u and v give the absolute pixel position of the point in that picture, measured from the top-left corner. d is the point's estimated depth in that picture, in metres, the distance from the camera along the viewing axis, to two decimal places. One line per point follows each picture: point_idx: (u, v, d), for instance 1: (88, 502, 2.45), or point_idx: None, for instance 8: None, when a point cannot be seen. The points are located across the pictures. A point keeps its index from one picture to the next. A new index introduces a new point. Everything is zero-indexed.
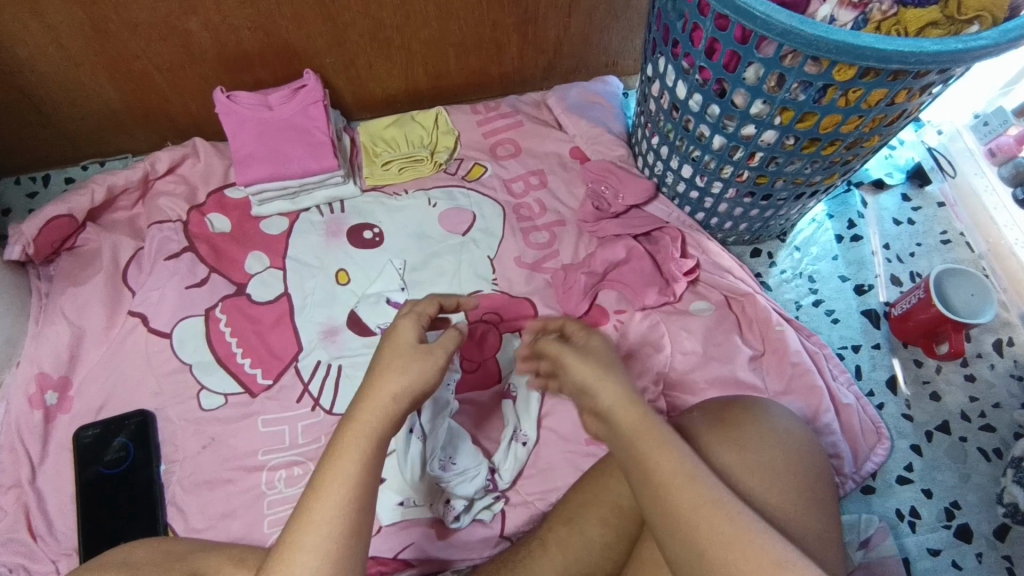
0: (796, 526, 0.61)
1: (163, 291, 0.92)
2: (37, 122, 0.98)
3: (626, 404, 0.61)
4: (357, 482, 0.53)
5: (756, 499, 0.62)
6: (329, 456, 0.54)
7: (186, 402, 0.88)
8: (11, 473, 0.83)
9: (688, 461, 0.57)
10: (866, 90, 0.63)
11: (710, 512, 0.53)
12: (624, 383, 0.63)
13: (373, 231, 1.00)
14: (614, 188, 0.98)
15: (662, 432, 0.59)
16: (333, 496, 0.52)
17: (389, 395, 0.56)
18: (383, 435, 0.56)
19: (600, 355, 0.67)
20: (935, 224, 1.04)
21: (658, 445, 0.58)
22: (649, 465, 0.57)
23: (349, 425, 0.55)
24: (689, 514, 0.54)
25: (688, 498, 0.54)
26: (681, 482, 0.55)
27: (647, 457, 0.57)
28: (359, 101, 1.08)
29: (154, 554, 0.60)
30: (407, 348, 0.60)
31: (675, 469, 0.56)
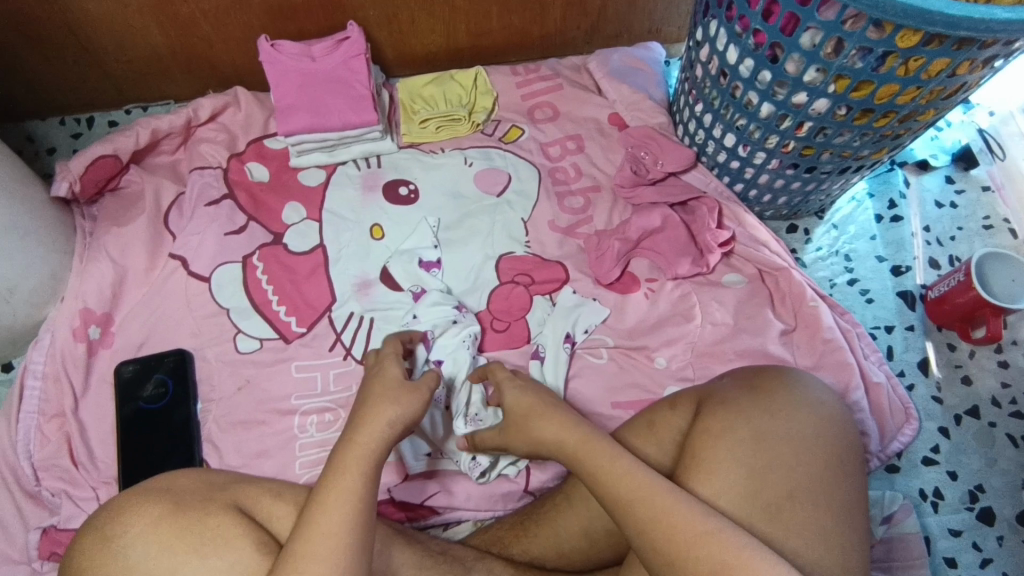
0: (801, 511, 0.61)
1: (202, 236, 0.94)
2: (85, 63, 1.00)
3: (565, 438, 0.65)
4: (361, 493, 0.56)
5: (768, 481, 0.62)
6: (332, 473, 0.57)
7: (223, 344, 0.90)
8: (55, 402, 0.87)
9: (647, 477, 0.60)
10: (928, 59, 0.62)
11: (665, 523, 0.57)
12: (563, 419, 0.67)
13: (409, 188, 1.00)
14: (654, 154, 0.98)
15: (615, 450, 0.63)
16: (341, 506, 0.54)
17: (382, 422, 0.61)
18: (381, 458, 0.59)
19: (522, 399, 0.71)
20: (979, 208, 1.01)
21: (609, 466, 0.61)
22: (610, 489, 0.60)
23: (346, 450, 0.58)
24: (649, 530, 0.57)
25: (646, 511, 0.58)
26: (638, 498, 0.58)
27: (603, 476, 0.61)
28: (399, 57, 1.08)
29: (195, 481, 0.62)
30: (389, 385, 0.64)
31: (631, 486, 0.59)
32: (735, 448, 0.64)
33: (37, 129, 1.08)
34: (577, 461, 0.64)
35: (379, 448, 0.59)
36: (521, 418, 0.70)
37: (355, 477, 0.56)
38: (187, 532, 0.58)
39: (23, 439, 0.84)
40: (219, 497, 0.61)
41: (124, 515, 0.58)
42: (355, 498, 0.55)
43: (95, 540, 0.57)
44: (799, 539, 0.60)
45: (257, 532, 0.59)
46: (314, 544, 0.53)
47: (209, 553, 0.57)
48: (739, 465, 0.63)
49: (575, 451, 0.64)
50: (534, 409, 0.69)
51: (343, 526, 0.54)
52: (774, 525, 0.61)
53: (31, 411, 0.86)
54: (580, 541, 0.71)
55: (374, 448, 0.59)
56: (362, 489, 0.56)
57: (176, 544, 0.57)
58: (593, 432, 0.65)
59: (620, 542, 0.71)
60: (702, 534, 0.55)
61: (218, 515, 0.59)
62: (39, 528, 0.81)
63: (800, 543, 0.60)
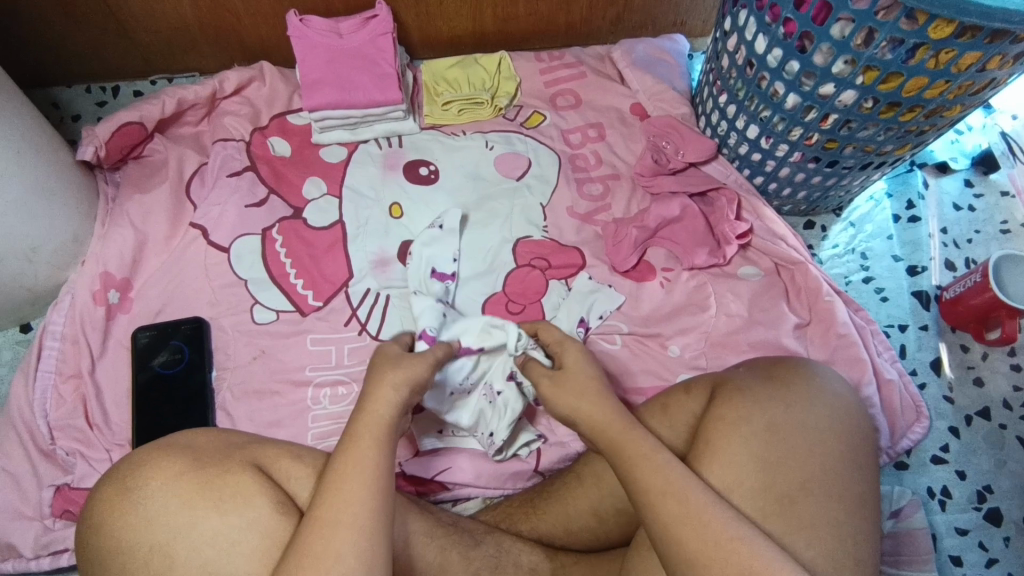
0: (813, 508, 0.61)
1: (224, 207, 0.95)
2: (114, 32, 1.00)
3: (609, 423, 0.64)
4: (376, 461, 0.56)
5: (781, 474, 0.62)
6: (346, 443, 0.57)
7: (240, 314, 0.91)
8: (74, 363, 0.88)
9: (678, 474, 0.59)
10: (959, 52, 0.63)
11: (694, 523, 0.56)
12: (611, 402, 0.66)
13: (429, 168, 1.00)
14: (675, 145, 0.98)
15: (647, 442, 0.62)
16: (358, 482, 0.54)
17: (388, 387, 0.60)
18: (393, 423, 0.59)
19: (582, 372, 0.69)
20: (997, 213, 1.01)
21: (642, 458, 0.60)
22: (636, 479, 0.60)
23: (359, 420, 0.58)
24: (673, 527, 0.56)
25: (672, 509, 0.57)
26: (662, 494, 0.58)
27: (636, 467, 0.60)
28: (424, 39, 1.08)
29: (214, 440, 0.63)
30: (387, 355, 0.64)
31: (657, 480, 0.59)
32: (750, 440, 0.64)
33: (63, 96, 1.09)
34: (609, 448, 0.63)
35: (392, 414, 0.59)
36: (571, 393, 0.67)
37: (371, 445, 0.57)
38: (206, 488, 0.58)
39: (39, 398, 0.86)
40: (238, 455, 0.62)
41: (145, 469, 0.59)
42: (375, 464, 0.56)
43: (116, 492, 0.58)
44: (807, 535, 0.60)
45: (275, 492, 0.60)
46: (337, 513, 0.53)
47: (228, 510, 0.58)
48: (751, 456, 0.63)
49: (606, 439, 0.64)
50: (585, 387, 0.67)
51: (365, 493, 0.54)
52: (784, 521, 0.61)
53: (48, 371, 0.87)
54: (590, 520, 0.72)
55: (389, 414, 0.59)
56: (379, 456, 0.56)
57: (196, 499, 0.58)
58: (626, 416, 0.64)
59: (629, 523, 0.71)
60: (728, 538, 0.55)
61: (236, 472, 0.60)
62: (52, 485, 0.82)
63: (806, 539, 0.60)
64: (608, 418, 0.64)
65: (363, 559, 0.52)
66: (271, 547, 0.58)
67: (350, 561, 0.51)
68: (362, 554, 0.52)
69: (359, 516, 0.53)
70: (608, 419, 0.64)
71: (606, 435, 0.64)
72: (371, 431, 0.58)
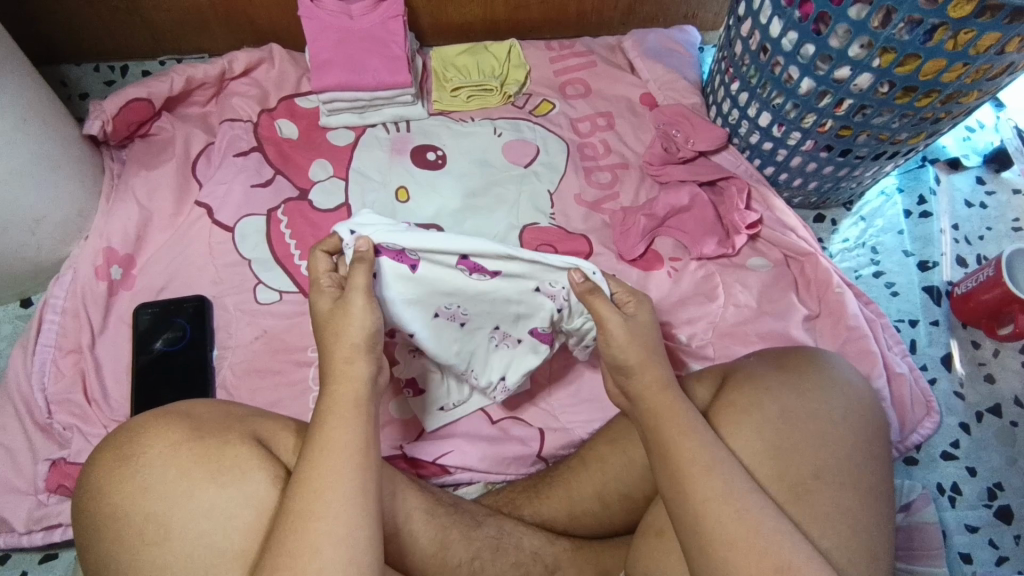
0: (829, 501, 0.59)
1: (229, 186, 0.94)
2: (124, 10, 1.00)
3: (647, 393, 0.62)
4: (348, 440, 0.54)
5: (800, 461, 0.61)
6: (315, 432, 0.55)
7: (243, 293, 0.90)
8: (74, 338, 0.87)
9: (712, 457, 0.57)
10: (979, 32, 0.65)
11: (731, 506, 0.55)
12: (667, 371, 0.63)
13: (437, 153, 0.98)
14: (686, 133, 0.97)
15: (689, 420, 0.60)
16: (333, 461, 0.53)
17: (344, 362, 0.57)
18: (366, 397, 0.57)
19: (649, 334, 0.66)
20: (1008, 211, 1.00)
21: (682, 435, 0.59)
22: (672, 454, 0.58)
23: (327, 404, 0.56)
24: (709, 505, 0.55)
25: (708, 488, 0.56)
26: (697, 473, 0.56)
27: (673, 444, 0.59)
28: (435, 25, 1.07)
29: (215, 410, 0.62)
30: (328, 319, 0.59)
31: (695, 458, 0.57)
32: (763, 426, 0.63)
33: (72, 74, 1.09)
34: (648, 418, 0.61)
35: (359, 393, 0.56)
36: (640, 348, 0.64)
37: (341, 431, 0.54)
38: (205, 461, 0.57)
39: (38, 371, 0.85)
40: (237, 428, 0.60)
41: (144, 435, 0.58)
42: (343, 451, 0.53)
43: (115, 458, 0.57)
44: (827, 525, 0.59)
45: (274, 466, 0.59)
46: (310, 505, 0.51)
47: (225, 482, 0.57)
48: (766, 442, 0.62)
49: (646, 412, 0.62)
50: (646, 345, 0.65)
51: (335, 482, 0.52)
52: (801, 510, 0.59)
53: (48, 345, 0.87)
54: (594, 503, 0.70)
55: (357, 396, 0.56)
56: (349, 442, 0.54)
57: (194, 470, 0.57)
58: (671, 385, 0.62)
59: (633, 508, 0.70)
60: (758, 528, 0.54)
61: (236, 445, 0.58)
62: (47, 460, 0.81)
63: (822, 528, 0.58)
64: (661, 389, 0.62)
65: (346, 543, 0.50)
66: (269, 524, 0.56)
67: (330, 553, 0.50)
68: (340, 543, 0.50)
69: (333, 505, 0.51)
70: (665, 386, 0.62)
71: (647, 407, 0.62)
72: (338, 417, 0.55)
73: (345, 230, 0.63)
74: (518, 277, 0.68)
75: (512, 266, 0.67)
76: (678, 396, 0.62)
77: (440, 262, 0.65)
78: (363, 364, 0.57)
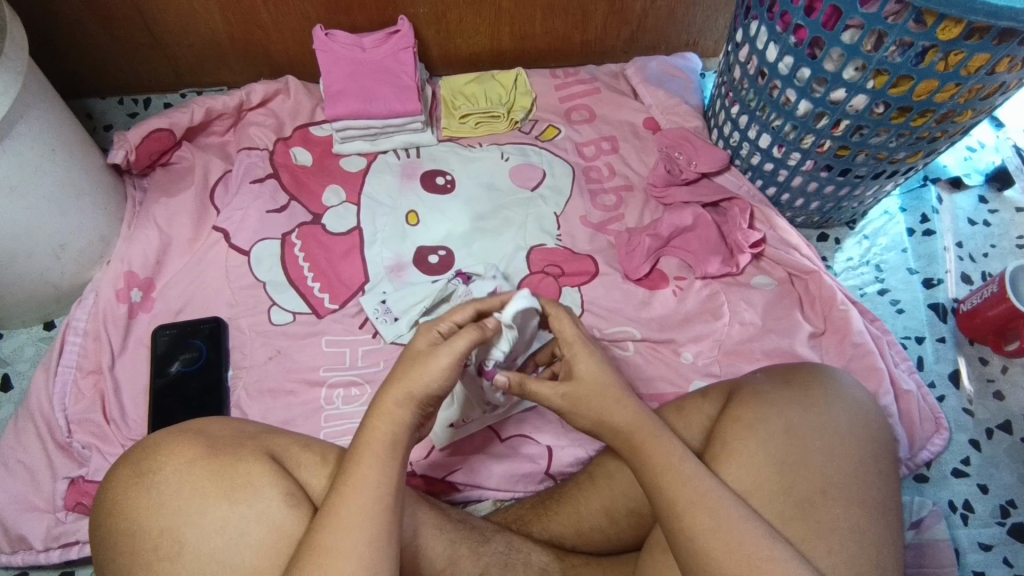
0: (831, 520, 0.59)
1: (246, 212, 0.97)
2: (148, 46, 1.05)
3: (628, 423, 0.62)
4: (380, 479, 0.55)
5: (801, 482, 0.61)
6: (349, 466, 0.56)
7: (258, 314, 0.92)
8: (94, 359, 0.90)
9: (703, 488, 0.57)
10: (968, 53, 0.68)
11: (724, 538, 0.55)
12: (639, 406, 0.63)
13: (446, 178, 1.01)
14: (688, 156, 0.99)
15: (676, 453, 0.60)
16: (361, 498, 0.54)
17: (392, 405, 0.58)
18: (402, 440, 0.58)
19: (597, 380, 0.63)
20: (1012, 228, 1.01)
21: (671, 466, 0.59)
22: (659, 487, 0.59)
23: (363, 441, 0.57)
24: (703, 539, 0.55)
25: (699, 522, 0.56)
26: (687, 506, 0.57)
27: (666, 475, 0.59)
28: (444, 56, 1.11)
29: (228, 428, 0.63)
30: (409, 360, 0.60)
31: (684, 489, 0.57)
32: (767, 442, 0.63)
33: (97, 108, 1.14)
34: (635, 454, 0.61)
35: (396, 434, 0.58)
36: (592, 405, 0.63)
37: (373, 471, 0.55)
38: (218, 477, 0.59)
39: (59, 392, 0.88)
40: (250, 444, 0.61)
41: (160, 453, 0.60)
42: (372, 489, 0.55)
43: (131, 476, 0.59)
44: (839, 538, 0.59)
45: (285, 482, 0.60)
46: (338, 544, 0.52)
47: (238, 499, 0.58)
48: (767, 460, 0.62)
49: (632, 449, 0.62)
50: (608, 392, 0.63)
51: (364, 523, 0.53)
52: (804, 527, 0.59)
53: (69, 366, 0.89)
54: (602, 520, 0.71)
55: (394, 438, 0.58)
56: (380, 484, 0.55)
57: (207, 486, 0.58)
58: (650, 419, 0.62)
59: (641, 524, 0.70)
60: (757, 556, 0.54)
61: (249, 461, 0.60)
62: (66, 478, 0.83)
63: (827, 545, 0.58)
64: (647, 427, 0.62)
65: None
66: (279, 539, 0.57)
67: None
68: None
69: (361, 546, 0.52)
70: (639, 423, 0.62)
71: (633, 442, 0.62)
72: (365, 458, 0.56)
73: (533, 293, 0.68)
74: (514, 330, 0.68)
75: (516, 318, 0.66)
76: (663, 432, 0.61)
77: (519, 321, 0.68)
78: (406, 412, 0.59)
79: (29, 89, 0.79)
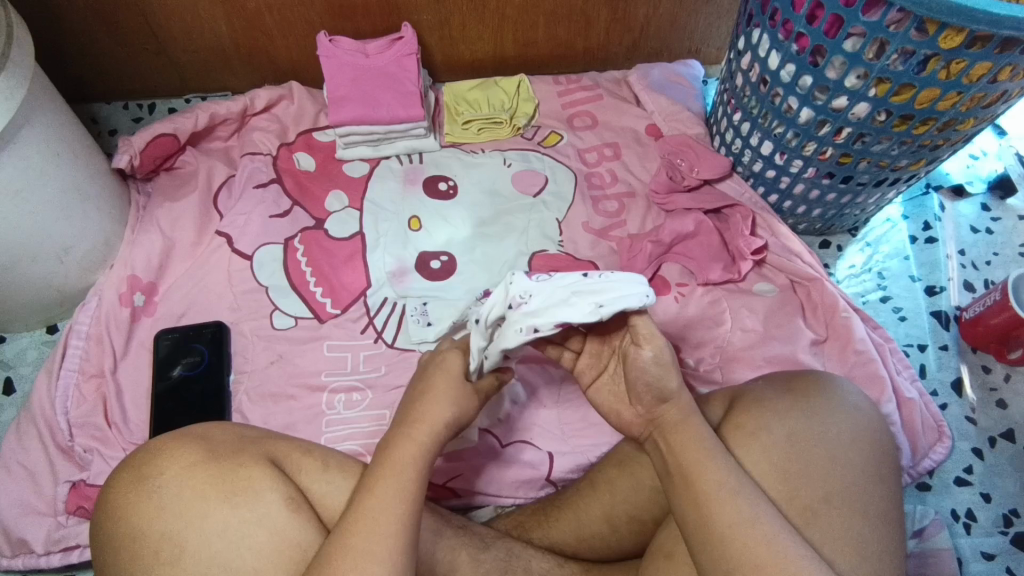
0: (834, 529, 0.59)
1: (249, 217, 0.97)
2: (153, 51, 1.06)
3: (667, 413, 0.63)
4: (407, 485, 0.56)
5: (806, 490, 0.60)
6: (373, 474, 0.57)
7: (260, 319, 0.92)
8: (96, 362, 0.90)
9: (725, 482, 0.57)
10: (970, 61, 0.68)
11: (751, 531, 0.55)
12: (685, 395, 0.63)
13: (448, 184, 1.01)
14: (691, 162, 1.00)
15: (709, 446, 0.60)
16: (384, 504, 0.55)
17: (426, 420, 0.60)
18: (432, 452, 0.60)
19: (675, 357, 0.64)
20: (1015, 236, 1.01)
21: (704, 459, 0.59)
22: (691, 479, 0.58)
23: (389, 450, 0.59)
24: (732, 530, 0.55)
25: (730, 512, 0.56)
26: (720, 497, 0.57)
27: (698, 467, 0.58)
28: (447, 62, 1.12)
29: (228, 432, 0.63)
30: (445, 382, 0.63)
31: (718, 482, 0.57)
32: (771, 449, 0.62)
33: (102, 112, 1.14)
34: (670, 445, 0.61)
35: (427, 446, 0.59)
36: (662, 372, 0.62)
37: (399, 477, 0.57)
38: (219, 482, 0.59)
39: (61, 395, 0.88)
40: (251, 449, 0.62)
41: (161, 457, 0.60)
42: (405, 496, 0.56)
43: (132, 480, 0.59)
44: (842, 546, 0.59)
45: (286, 487, 0.60)
46: (369, 545, 0.53)
47: (239, 503, 0.58)
48: (775, 466, 0.62)
49: (665, 441, 0.62)
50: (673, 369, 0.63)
51: (386, 526, 0.54)
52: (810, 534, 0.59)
53: (71, 370, 0.90)
54: (602, 526, 0.71)
55: (422, 448, 0.59)
56: (408, 488, 0.56)
57: (208, 491, 0.58)
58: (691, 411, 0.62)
59: (642, 532, 0.70)
60: (773, 553, 0.54)
61: (250, 466, 0.60)
62: (67, 481, 0.84)
63: (832, 553, 0.58)
64: (683, 417, 0.62)
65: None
66: (281, 544, 0.58)
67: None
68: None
69: (379, 547, 0.53)
70: (687, 414, 0.62)
71: (672, 431, 0.62)
72: (396, 465, 0.57)
73: (628, 298, 0.57)
74: (574, 297, 0.58)
75: (588, 298, 0.57)
76: (701, 425, 0.61)
77: (581, 299, 0.57)
78: (437, 423, 0.61)
79: (35, 94, 0.80)
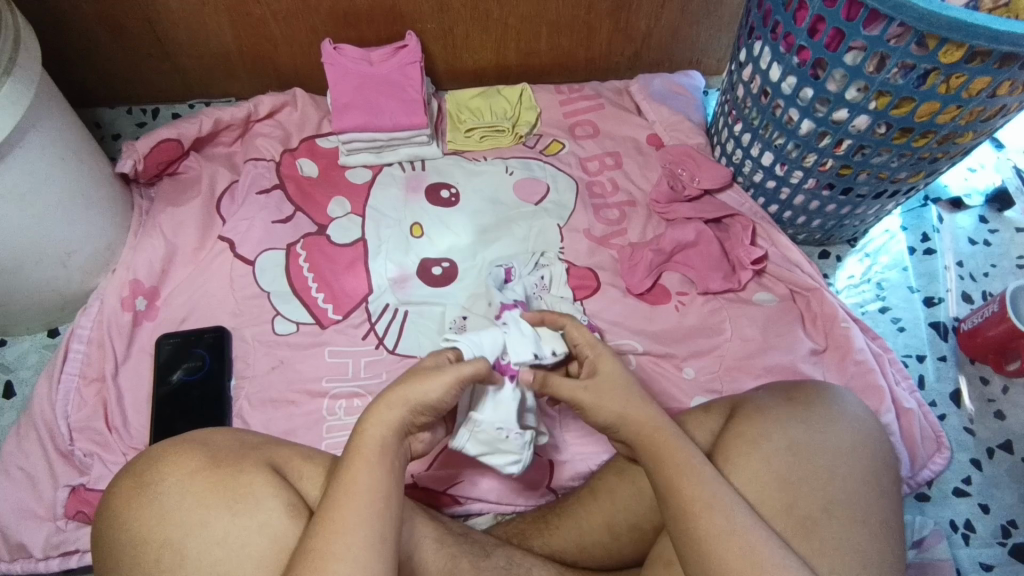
0: (830, 540, 0.59)
1: (252, 222, 0.98)
2: (158, 57, 1.06)
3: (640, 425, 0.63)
4: (371, 482, 0.55)
5: (801, 503, 0.61)
6: (341, 470, 0.57)
7: (262, 324, 0.93)
8: (97, 367, 0.90)
9: (705, 494, 0.58)
10: (969, 76, 0.69)
11: (737, 541, 0.55)
12: (649, 412, 0.63)
13: (451, 191, 1.02)
14: (691, 172, 1.01)
15: (689, 459, 0.60)
16: (352, 503, 0.54)
17: (384, 406, 0.58)
18: (393, 444, 0.58)
19: (618, 379, 0.65)
20: (1013, 248, 1.02)
21: (683, 470, 0.59)
22: (669, 486, 0.59)
23: (355, 445, 0.58)
24: (715, 541, 0.55)
25: (712, 524, 0.56)
26: (698, 511, 0.57)
27: (676, 480, 0.59)
28: (451, 71, 1.13)
29: (230, 439, 0.63)
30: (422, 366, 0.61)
31: (695, 496, 0.58)
32: (771, 458, 0.63)
33: (105, 117, 1.15)
34: (648, 459, 0.61)
35: (387, 439, 0.58)
36: (612, 398, 0.64)
37: (363, 473, 0.56)
38: (220, 488, 0.59)
39: (62, 400, 0.88)
40: (253, 455, 0.62)
41: (163, 464, 0.60)
42: (372, 494, 0.55)
43: (133, 486, 0.59)
44: (839, 557, 0.59)
45: (287, 494, 0.60)
46: (330, 544, 0.52)
47: (240, 510, 0.58)
48: (773, 475, 0.62)
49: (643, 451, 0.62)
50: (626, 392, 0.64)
51: (358, 527, 0.53)
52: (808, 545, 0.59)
53: (72, 374, 0.90)
54: (603, 535, 0.71)
55: (384, 443, 0.58)
56: (375, 485, 0.55)
57: (209, 497, 0.58)
58: (663, 422, 0.62)
59: (641, 539, 0.70)
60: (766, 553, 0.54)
61: (251, 472, 0.60)
62: (67, 486, 0.83)
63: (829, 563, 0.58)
64: (649, 422, 0.63)
65: None
66: (281, 551, 0.58)
67: None
68: None
69: (352, 548, 0.52)
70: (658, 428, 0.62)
71: (643, 446, 0.62)
72: (360, 459, 0.57)
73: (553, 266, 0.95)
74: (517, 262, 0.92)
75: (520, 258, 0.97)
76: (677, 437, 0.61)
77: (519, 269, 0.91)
78: (396, 413, 0.58)
79: (41, 100, 0.80)
